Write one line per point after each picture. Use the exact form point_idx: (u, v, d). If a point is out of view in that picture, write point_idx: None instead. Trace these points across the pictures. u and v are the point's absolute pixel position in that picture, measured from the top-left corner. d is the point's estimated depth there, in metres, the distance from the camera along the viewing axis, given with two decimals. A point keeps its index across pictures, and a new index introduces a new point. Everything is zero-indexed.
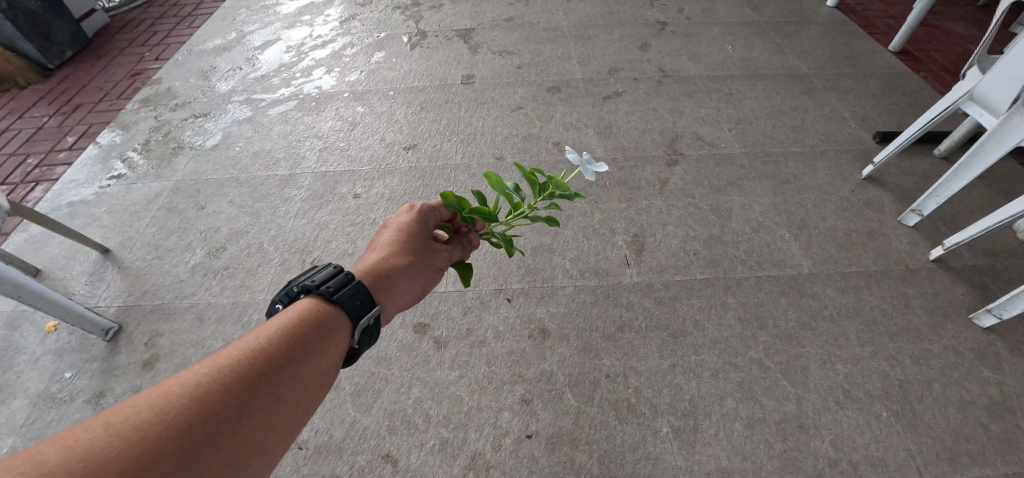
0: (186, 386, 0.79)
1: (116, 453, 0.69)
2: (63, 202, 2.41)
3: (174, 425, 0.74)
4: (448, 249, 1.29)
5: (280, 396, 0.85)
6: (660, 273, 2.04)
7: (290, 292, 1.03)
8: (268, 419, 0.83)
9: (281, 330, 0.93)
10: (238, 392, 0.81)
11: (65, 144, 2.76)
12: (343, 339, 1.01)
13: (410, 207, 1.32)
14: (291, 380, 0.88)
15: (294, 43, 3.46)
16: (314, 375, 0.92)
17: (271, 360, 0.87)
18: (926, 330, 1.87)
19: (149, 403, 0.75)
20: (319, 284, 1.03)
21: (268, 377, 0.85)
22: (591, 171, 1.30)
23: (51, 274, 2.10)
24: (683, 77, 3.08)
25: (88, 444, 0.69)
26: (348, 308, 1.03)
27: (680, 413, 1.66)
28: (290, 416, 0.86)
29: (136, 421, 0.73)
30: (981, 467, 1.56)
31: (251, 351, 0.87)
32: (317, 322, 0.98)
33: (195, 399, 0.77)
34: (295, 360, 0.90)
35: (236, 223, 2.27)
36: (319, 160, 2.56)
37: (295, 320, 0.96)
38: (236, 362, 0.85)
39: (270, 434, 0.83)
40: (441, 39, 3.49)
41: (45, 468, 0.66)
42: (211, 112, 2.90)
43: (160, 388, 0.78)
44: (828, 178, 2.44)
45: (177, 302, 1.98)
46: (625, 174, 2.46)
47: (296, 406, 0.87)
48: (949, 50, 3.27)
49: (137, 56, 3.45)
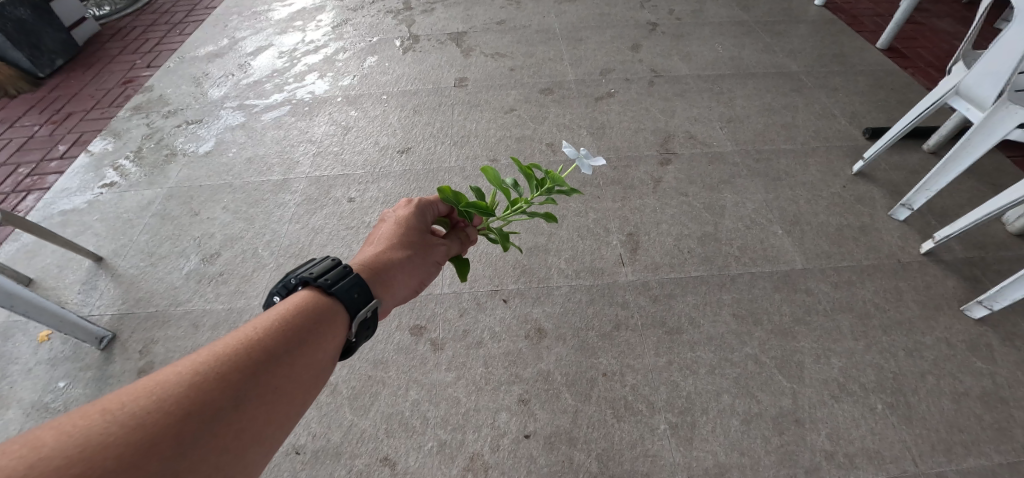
0: (183, 374, 0.79)
1: (113, 439, 0.70)
2: (55, 210, 2.40)
3: (172, 412, 0.74)
4: (445, 243, 1.30)
5: (276, 386, 0.85)
6: (655, 271, 2.05)
7: (287, 284, 1.05)
8: (265, 409, 0.82)
9: (278, 321, 0.93)
10: (235, 381, 0.81)
11: (57, 152, 2.74)
12: (341, 331, 1.01)
13: (408, 202, 1.32)
14: (287, 370, 0.88)
15: (286, 49, 3.46)
16: (311, 367, 0.92)
17: (266, 351, 0.87)
18: (919, 322, 1.89)
19: (146, 390, 0.75)
20: (317, 276, 1.04)
21: (264, 367, 0.85)
22: (587, 165, 1.31)
23: (44, 283, 2.09)
24: (675, 77, 3.10)
25: (86, 429, 0.70)
26: (345, 302, 1.03)
27: (677, 410, 1.67)
28: (287, 406, 0.86)
29: (133, 408, 0.73)
30: (976, 457, 1.57)
31: (248, 342, 0.87)
32: (314, 314, 0.98)
33: (193, 388, 0.78)
34: (292, 350, 0.90)
35: (230, 229, 2.27)
36: (313, 165, 2.56)
37: (292, 311, 0.96)
38: (232, 352, 0.85)
39: (266, 423, 0.82)
40: (433, 42, 3.50)
41: (44, 452, 0.66)
42: (204, 119, 2.89)
43: (157, 375, 0.78)
44: (819, 174, 2.46)
45: (172, 309, 1.97)
46: (618, 173, 2.47)
47: (293, 396, 0.87)
48: (936, 46, 3.31)
49: (129, 64, 3.44)
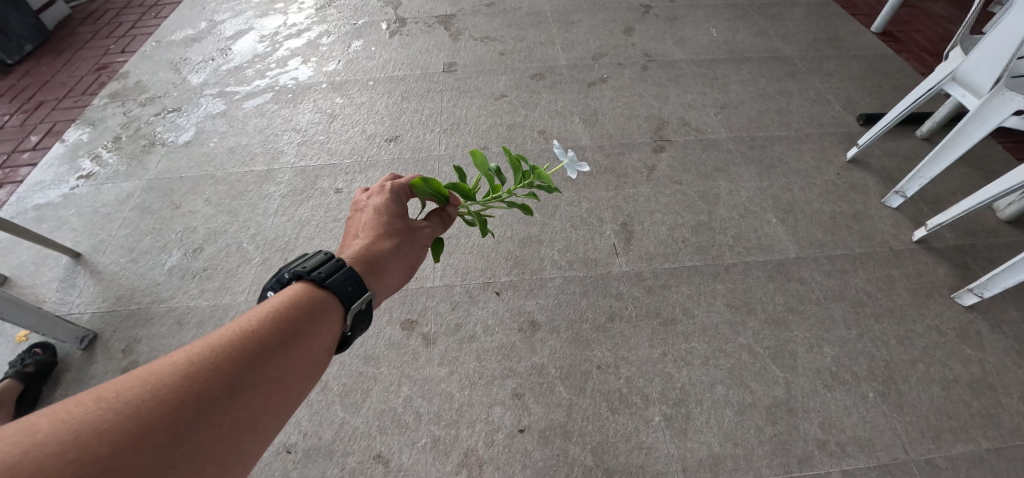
0: (178, 363, 0.75)
1: (108, 426, 0.66)
2: (29, 205, 2.32)
3: (167, 401, 0.71)
4: (431, 223, 1.27)
5: (273, 376, 0.82)
6: (649, 261, 2.04)
7: (281, 279, 1.01)
8: (262, 399, 0.79)
9: (273, 311, 0.90)
10: (230, 371, 0.78)
11: (29, 143, 2.65)
12: (337, 324, 0.98)
13: (382, 187, 1.28)
14: (283, 361, 0.84)
15: (268, 32, 3.35)
16: (309, 357, 0.89)
17: (263, 341, 0.84)
18: (911, 310, 1.90)
19: (141, 378, 0.72)
20: (311, 270, 1.00)
21: (261, 357, 0.82)
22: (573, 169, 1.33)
23: (20, 281, 2.03)
24: (668, 62, 3.05)
25: (80, 416, 0.66)
26: (339, 294, 0.99)
27: (671, 402, 1.66)
28: (284, 397, 0.83)
29: (127, 396, 0.70)
30: (965, 444, 1.59)
31: (243, 332, 0.84)
32: (309, 305, 0.95)
33: (189, 377, 0.74)
34: (287, 341, 0.87)
35: (213, 222, 2.21)
36: (298, 154, 2.50)
37: (287, 302, 0.93)
38: (229, 342, 0.81)
39: (264, 413, 0.79)
40: (420, 26, 3.40)
41: (36, 439, 0.63)
42: (183, 107, 2.80)
43: (153, 364, 0.74)
44: (813, 161, 2.44)
45: (155, 307, 1.93)
46: (612, 161, 2.44)
47: (291, 388, 0.84)
48: (930, 30, 3.29)
49: (102, 49, 3.31)
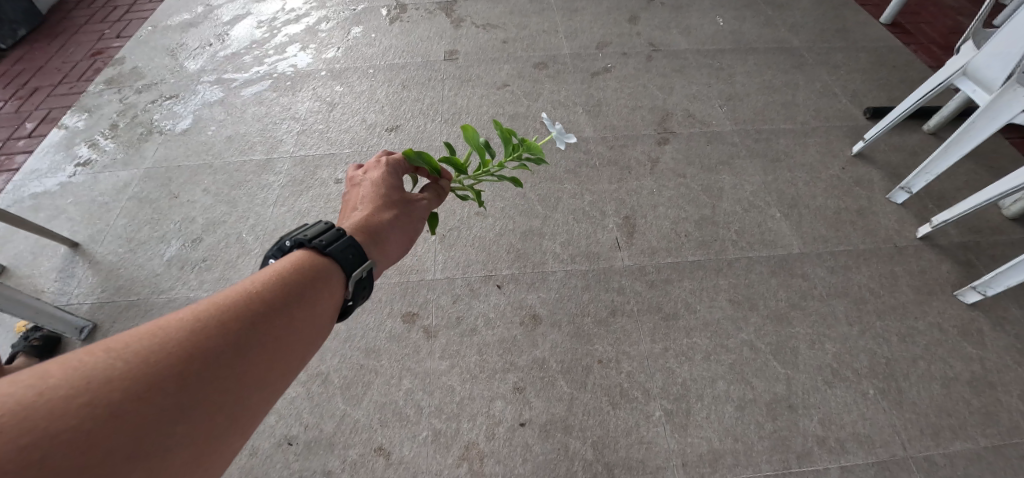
0: (183, 319, 0.74)
1: (116, 377, 0.65)
2: (25, 193, 2.30)
3: (175, 354, 0.69)
4: (428, 197, 1.26)
5: (278, 336, 0.81)
6: (651, 255, 2.03)
7: (281, 247, 0.99)
8: (268, 357, 0.79)
9: (276, 274, 0.89)
10: (236, 328, 0.77)
11: (24, 130, 2.62)
12: (338, 289, 0.97)
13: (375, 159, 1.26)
14: (286, 322, 0.84)
15: (265, 18, 3.30)
16: (312, 319, 0.88)
17: (267, 302, 0.83)
18: (913, 307, 1.89)
19: (148, 332, 0.70)
20: (312, 238, 0.99)
21: (265, 316, 0.81)
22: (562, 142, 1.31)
23: (18, 271, 2.02)
24: (673, 52, 3.01)
25: (87, 367, 0.65)
26: (340, 261, 0.98)
27: (672, 397, 1.66)
28: (289, 357, 0.82)
29: (134, 349, 0.68)
30: (963, 441, 1.59)
31: (247, 292, 0.83)
32: (312, 269, 0.94)
33: (196, 332, 0.73)
34: (290, 303, 0.86)
35: (212, 212, 2.20)
36: (297, 144, 2.48)
37: (289, 266, 0.92)
38: (233, 301, 0.80)
39: (269, 371, 0.78)
40: (421, 12, 3.35)
41: (45, 387, 0.61)
42: (181, 94, 2.76)
43: (158, 319, 0.73)
44: (818, 156, 2.42)
45: (155, 298, 1.93)
46: (615, 153, 2.42)
47: (295, 348, 0.83)
48: (939, 22, 3.24)
49: (97, 34, 3.26)
